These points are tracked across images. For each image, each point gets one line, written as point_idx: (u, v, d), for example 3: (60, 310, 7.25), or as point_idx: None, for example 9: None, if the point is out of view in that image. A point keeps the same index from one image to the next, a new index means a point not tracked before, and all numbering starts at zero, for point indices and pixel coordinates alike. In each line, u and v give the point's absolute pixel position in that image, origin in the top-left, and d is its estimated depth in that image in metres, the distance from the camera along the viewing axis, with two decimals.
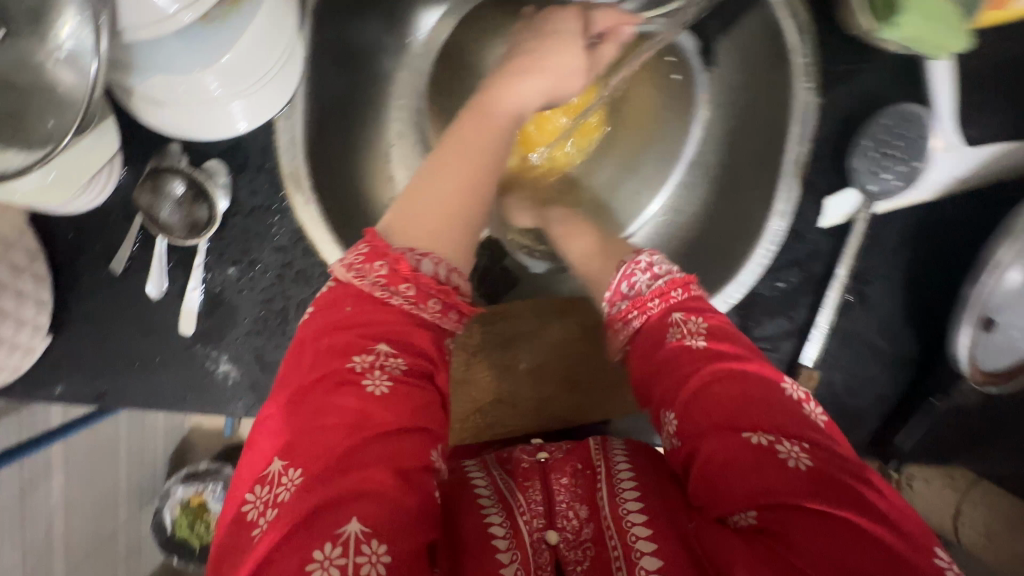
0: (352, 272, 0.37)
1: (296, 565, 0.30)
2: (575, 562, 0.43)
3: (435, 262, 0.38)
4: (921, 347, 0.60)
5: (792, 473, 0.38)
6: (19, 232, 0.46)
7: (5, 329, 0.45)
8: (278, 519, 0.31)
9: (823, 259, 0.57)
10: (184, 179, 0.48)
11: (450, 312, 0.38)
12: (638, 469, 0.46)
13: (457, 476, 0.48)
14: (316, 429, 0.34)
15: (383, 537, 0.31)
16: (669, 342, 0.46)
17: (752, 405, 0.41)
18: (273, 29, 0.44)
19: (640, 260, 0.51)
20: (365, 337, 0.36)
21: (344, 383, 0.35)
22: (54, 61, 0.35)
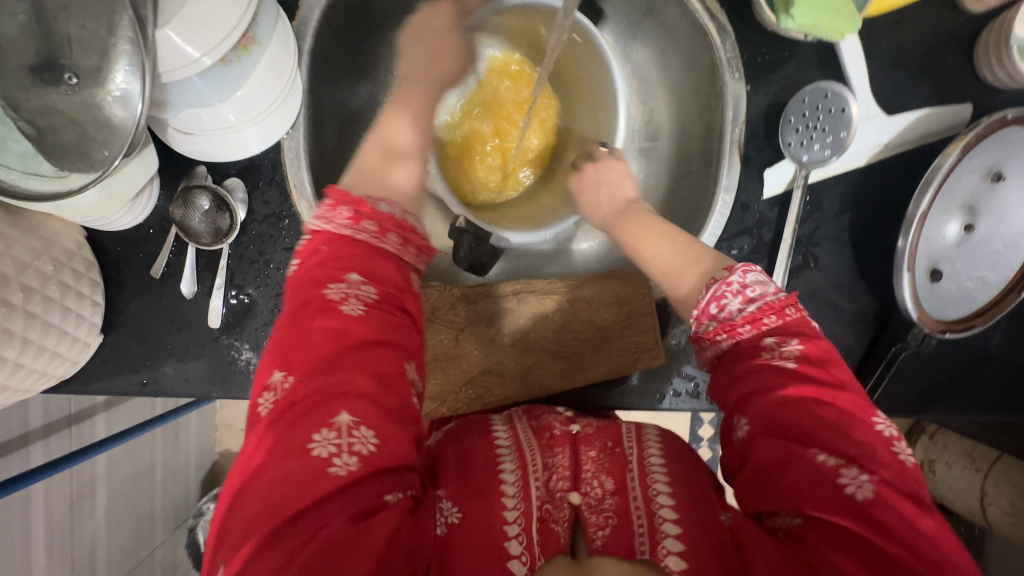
0: (322, 220, 0.46)
1: (300, 446, 0.38)
2: (596, 525, 0.47)
3: (388, 206, 0.48)
4: (874, 300, 0.65)
5: (848, 502, 0.40)
6: (78, 245, 0.54)
7: (70, 324, 0.52)
8: (277, 411, 0.39)
9: (771, 226, 0.64)
10: (211, 197, 0.58)
11: (408, 246, 0.48)
12: (670, 463, 0.50)
13: (482, 425, 0.54)
14: (306, 343, 0.41)
15: (368, 425, 0.39)
16: (758, 360, 0.47)
17: (828, 433, 0.43)
18: (276, 65, 0.54)
19: (733, 281, 0.50)
20: (338, 270, 0.44)
21: (327, 308, 0.42)
22: (110, 100, 0.45)
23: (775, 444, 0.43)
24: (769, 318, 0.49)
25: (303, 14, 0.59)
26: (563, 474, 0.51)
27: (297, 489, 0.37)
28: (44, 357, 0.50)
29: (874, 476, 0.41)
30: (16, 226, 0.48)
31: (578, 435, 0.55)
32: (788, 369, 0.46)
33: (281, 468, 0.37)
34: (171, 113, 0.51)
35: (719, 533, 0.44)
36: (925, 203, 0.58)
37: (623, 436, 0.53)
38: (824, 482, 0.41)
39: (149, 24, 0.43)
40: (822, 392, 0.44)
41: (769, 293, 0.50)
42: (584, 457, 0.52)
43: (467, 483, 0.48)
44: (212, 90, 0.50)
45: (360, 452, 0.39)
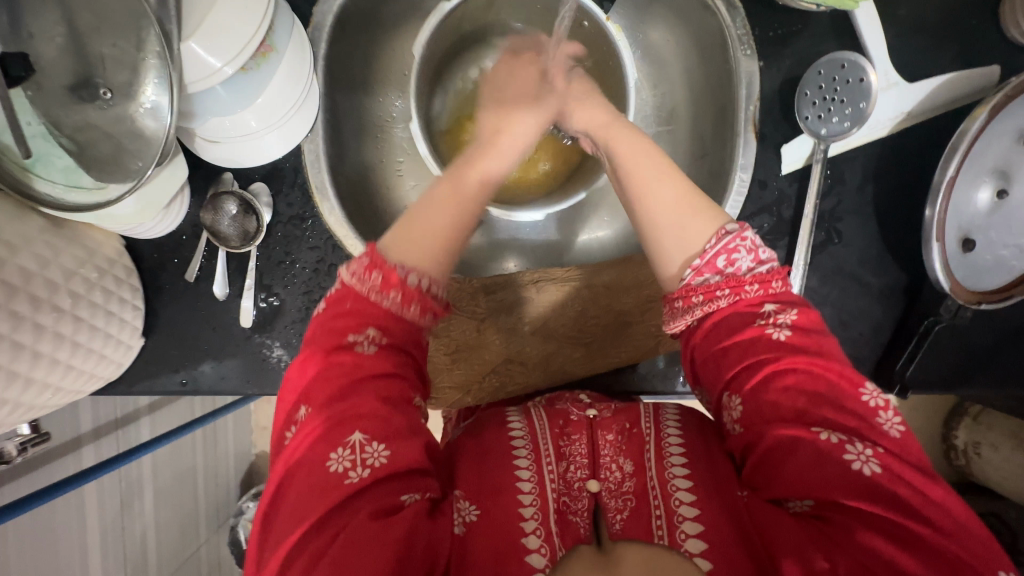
0: (354, 276, 0.46)
1: (318, 464, 0.41)
2: (615, 509, 0.46)
3: (422, 283, 0.46)
4: (902, 273, 0.64)
5: (855, 476, 0.42)
6: (117, 253, 0.57)
7: (114, 327, 0.55)
8: (297, 435, 0.43)
9: (791, 203, 0.63)
10: (238, 201, 0.60)
11: (427, 313, 0.47)
12: (691, 446, 0.49)
13: (498, 417, 0.55)
14: (321, 376, 0.44)
15: (382, 441, 0.42)
16: (759, 335, 0.48)
17: (819, 408, 0.45)
18: (293, 72, 0.56)
19: (746, 237, 0.50)
20: (358, 319, 0.45)
21: (341, 345, 0.45)
22: (141, 113, 0.48)
23: (779, 428, 0.45)
24: (776, 283, 0.50)
25: (317, 21, 0.60)
26: (582, 463, 0.49)
27: (319, 498, 0.40)
28: (92, 359, 0.53)
29: (879, 449, 0.43)
30: (63, 236, 0.51)
31: (596, 420, 0.53)
32: (781, 339, 0.47)
33: (307, 482, 0.41)
34: (198, 122, 0.54)
35: (738, 514, 0.44)
36: (951, 168, 0.56)
37: (642, 418, 0.52)
38: (827, 459, 0.43)
39: (173, 37, 0.46)
40: (816, 363, 0.46)
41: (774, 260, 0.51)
42: (603, 442, 0.50)
43: (482, 476, 0.48)
44: (234, 99, 0.52)
45: (375, 462, 0.41)
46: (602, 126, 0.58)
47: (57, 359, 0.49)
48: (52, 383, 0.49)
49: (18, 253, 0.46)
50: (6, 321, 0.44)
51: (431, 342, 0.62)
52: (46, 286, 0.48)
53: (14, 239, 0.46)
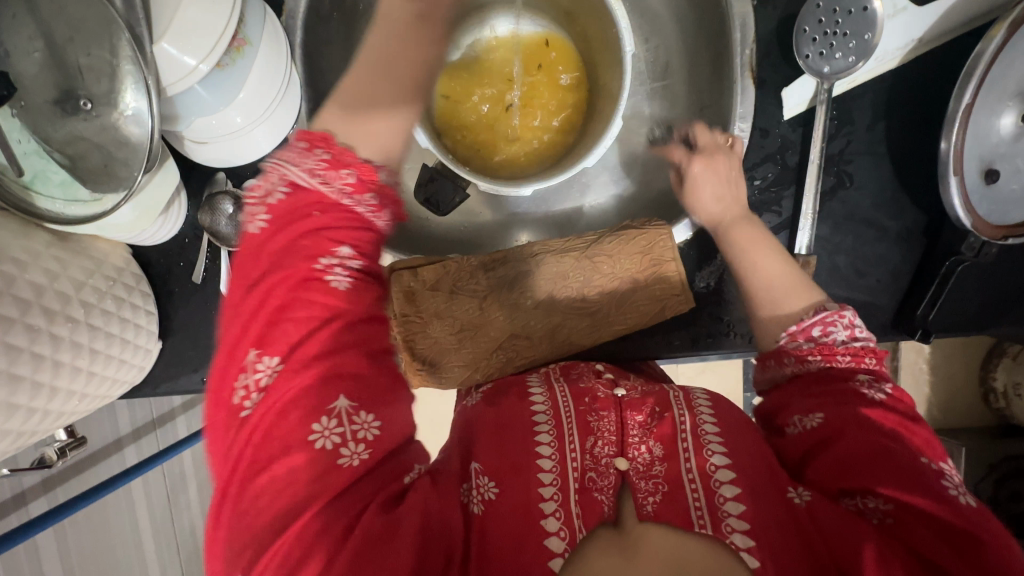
0: (316, 177, 0.44)
1: (305, 432, 0.40)
2: (646, 491, 0.46)
3: (390, 175, 0.48)
4: (920, 212, 0.61)
5: (952, 504, 0.42)
6: (125, 261, 0.59)
7: (130, 332, 0.57)
8: (274, 396, 0.40)
9: (796, 149, 0.60)
10: (232, 199, 0.60)
11: (383, 210, 0.46)
12: (726, 433, 0.48)
13: (518, 388, 0.54)
14: (286, 322, 0.41)
15: (369, 409, 0.42)
16: (848, 381, 0.49)
17: (897, 441, 0.46)
18: (270, 62, 0.56)
19: (844, 315, 0.51)
20: (332, 239, 0.44)
21: (312, 279, 0.42)
22: (125, 119, 0.48)
23: (862, 436, 0.46)
24: (869, 360, 0.51)
25: (289, 8, 0.59)
26: (610, 439, 0.49)
27: (315, 476, 0.40)
28: (113, 364, 0.55)
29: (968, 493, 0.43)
30: (69, 248, 0.53)
31: (624, 399, 0.52)
32: (872, 396, 0.48)
33: (292, 459, 0.40)
34: (183, 124, 0.54)
35: (799, 517, 0.43)
36: (968, 94, 0.52)
37: (672, 402, 0.51)
38: (921, 483, 0.43)
39: (144, 39, 0.45)
40: (905, 419, 0.47)
41: (871, 340, 0.52)
42: (631, 421, 0.50)
43: (498, 451, 0.48)
44: (215, 96, 0.52)
45: (365, 439, 0.42)
46: (726, 190, 0.58)
47: (79, 367, 0.51)
48: (77, 390, 0.51)
49: (28, 269, 0.47)
50: (23, 334, 0.45)
51: (436, 323, 0.62)
52: (59, 298, 0.49)
53: (22, 255, 0.48)
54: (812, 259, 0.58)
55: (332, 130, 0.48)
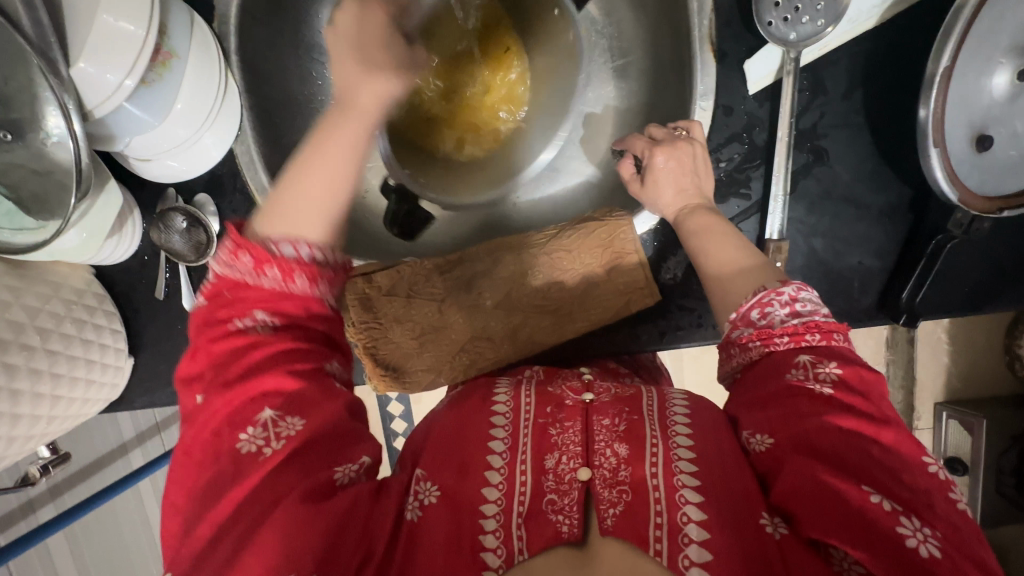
0: (223, 266, 0.43)
1: (230, 447, 0.40)
2: (609, 502, 0.42)
3: (296, 246, 0.43)
4: (903, 185, 0.56)
5: (908, 558, 0.35)
6: (87, 283, 0.60)
7: (95, 353, 0.58)
8: (203, 425, 0.41)
9: (765, 126, 0.56)
10: (184, 216, 0.60)
11: (294, 275, 0.43)
12: (699, 439, 0.44)
13: (485, 390, 0.52)
14: (216, 365, 0.42)
15: (295, 415, 0.41)
16: (788, 379, 0.41)
17: (866, 462, 0.38)
18: (203, 72, 0.54)
19: (783, 291, 0.43)
20: (244, 307, 0.43)
21: (232, 333, 0.42)
22: (52, 144, 0.47)
23: (817, 469, 0.38)
24: (813, 336, 0.43)
25: (221, 13, 0.57)
26: (574, 451, 0.45)
27: (235, 482, 0.39)
28: (80, 385, 0.57)
29: (937, 531, 0.35)
30: (24, 277, 0.53)
31: (592, 404, 0.49)
32: (825, 397, 0.40)
33: (216, 469, 0.40)
34: (122, 144, 0.53)
35: (768, 551, 0.38)
36: (947, 56, 0.47)
37: (643, 402, 0.48)
38: (872, 531, 0.36)
39: (59, 62, 0.44)
40: (865, 426, 0.39)
41: (820, 310, 0.43)
42: (598, 427, 0.46)
43: (443, 454, 0.46)
44: (148, 114, 0.51)
45: (287, 434, 0.40)
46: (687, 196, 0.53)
47: (41, 391, 0.52)
48: (43, 414, 0.53)
49: None
50: None
51: (396, 327, 0.61)
52: (12, 328, 0.50)
53: None
54: (785, 245, 0.54)
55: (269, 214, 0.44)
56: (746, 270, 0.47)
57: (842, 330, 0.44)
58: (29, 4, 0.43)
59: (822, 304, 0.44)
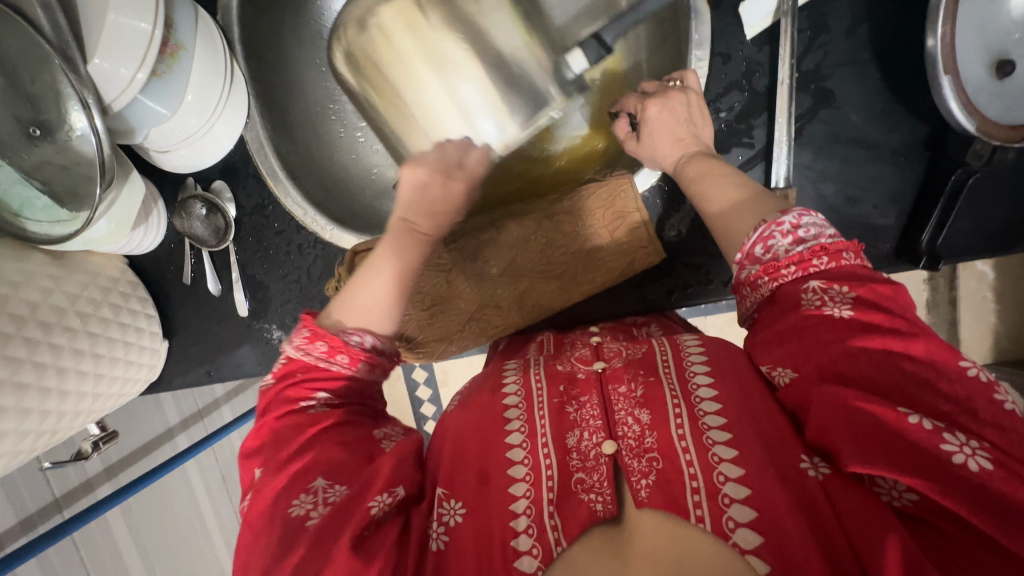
0: (299, 351, 0.48)
1: (284, 513, 0.41)
2: (640, 472, 0.39)
3: (360, 337, 0.48)
4: (918, 121, 0.53)
5: (957, 475, 0.31)
6: (121, 271, 0.64)
7: (132, 335, 0.63)
8: (262, 496, 0.42)
9: (766, 71, 0.54)
10: (203, 203, 0.64)
11: (359, 363, 0.48)
12: (722, 388, 0.41)
13: (493, 381, 0.49)
14: (277, 438, 0.45)
15: (345, 482, 0.42)
16: (803, 310, 0.39)
17: (897, 382, 0.34)
18: (209, 62, 0.57)
19: (784, 220, 0.41)
20: (310, 385, 0.47)
21: (295, 411, 0.46)
22: (76, 138, 0.50)
23: (847, 399, 0.35)
24: (820, 261, 0.40)
25: (223, 5, 0.59)
26: (594, 426, 0.43)
27: (287, 548, 0.39)
28: (120, 366, 0.61)
29: (984, 441, 0.32)
30: (63, 266, 0.58)
31: (605, 373, 0.47)
32: (843, 320, 0.37)
33: (270, 534, 0.40)
34: (140, 136, 0.56)
35: (809, 494, 0.35)
36: None
37: (657, 361, 0.46)
38: (916, 454, 0.32)
39: (76, 59, 0.47)
40: (891, 343, 0.36)
41: (825, 234, 0.41)
42: (614, 396, 0.44)
43: (460, 466, 0.43)
44: (161, 105, 0.54)
45: (333, 501, 0.41)
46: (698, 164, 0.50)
47: (84, 370, 0.57)
48: (87, 391, 0.58)
49: (23, 288, 0.52)
50: (22, 346, 0.51)
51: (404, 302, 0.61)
52: (55, 312, 0.54)
53: (18, 277, 0.53)
54: (792, 191, 0.52)
55: (342, 316, 0.49)
56: (745, 206, 0.45)
57: (857, 247, 0.41)
58: (47, 7, 0.46)
59: (829, 227, 0.41)
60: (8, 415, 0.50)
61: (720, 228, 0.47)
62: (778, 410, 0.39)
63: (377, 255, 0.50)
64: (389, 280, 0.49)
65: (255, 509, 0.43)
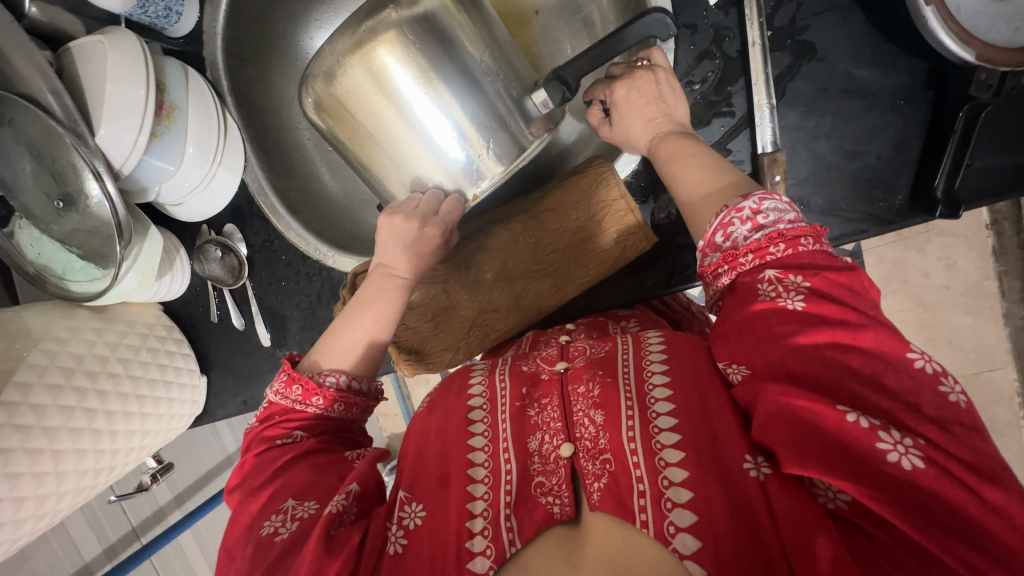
0: (278, 395, 0.50)
1: (256, 534, 0.43)
2: (593, 475, 0.39)
3: (336, 378, 0.50)
4: (915, 60, 0.49)
5: (887, 476, 0.30)
6: (157, 318, 0.70)
7: (172, 374, 0.68)
8: (241, 521, 0.45)
9: (737, 36, 0.52)
10: (218, 246, 0.69)
11: (335, 402, 0.50)
12: (677, 386, 0.40)
13: (461, 380, 0.50)
14: (253, 471, 0.47)
15: (312, 499, 0.43)
16: (759, 303, 0.37)
17: (843, 379, 0.33)
18: (202, 117, 0.61)
19: (743, 206, 0.40)
20: (287, 426, 0.49)
21: (273, 446, 0.48)
22: (94, 204, 0.56)
23: (786, 398, 0.33)
24: (779, 247, 0.38)
25: (210, 61, 0.64)
26: (554, 429, 0.43)
27: (257, 563, 0.41)
28: (163, 403, 0.67)
29: (920, 438, 0.31)
30: (105, 319, 0.64)
31: (567, 374, 0.46)
32: (795, 312, 0.36)
33: (245, 554, 0.43)
34: (154, 194, 0.62)
35: (749, 494, 0.34)
36: None
37: (617, 360, 0.44)
38: (849, 455, 0.31)
39: (85, 134, 0.53)
40: (840, 336, 0.34)
41: (788, 218, 0.39)
42: (573, 397, 0.44)
43: (421, 472, 0.44)
44: (166, 163, 0.59)
45: (301, 517, 0.43)
46: (673, 151, 0.48)
47: (131, 410, 0.63)
48: (136, 428, 0.64)
49: (70, 343, 0.59)
50: (73, 395, 0.57)
51: (408, 314, 0.61)
52: (99, 360, 0.61)
53: (65, 333, 0.59)
54: (780, 155, 0.50)
55: (320, 359, 0.52)
56: (710, 191, 0.44)
57: (819, 232, 0.39)
58: (57, 94, 0.52)
59: (790, 211, 0.40)
60: (68, 455, 0.57)
61: (692, 214, 0.45)
62: (731, 408, 0.38)
63: (359, 297, 0.53)
64: (382, 316, 0.52)
65: (235, 536, 0.46)
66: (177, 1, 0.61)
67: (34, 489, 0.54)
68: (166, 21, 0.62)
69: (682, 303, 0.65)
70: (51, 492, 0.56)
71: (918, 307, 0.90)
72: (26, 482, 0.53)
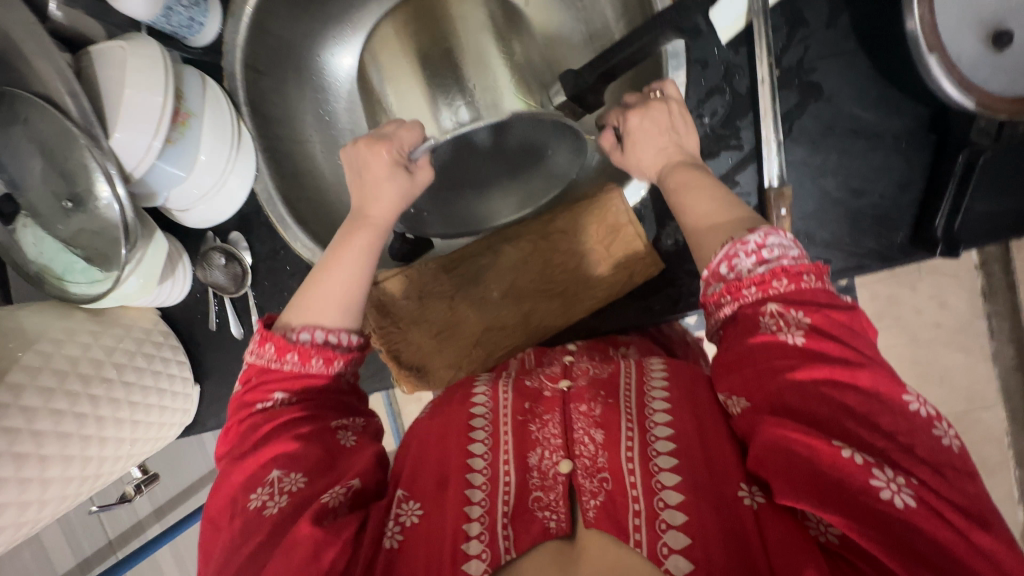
0: (253, 355, 0.48)
1: (243, 504, 0.42)
2: (591, 492, 0.39)
3: (309, 333, 0.46)
4: (917, 106, 0.51)
5: (878, 514, 0.30)
6: (153, 322, 0.69)
7: (166, 381, 0.67)
8: (225, 492, 0.43)
9: (746, 74, 0.54)
10: (222, 253, 0.69)
11: (312, 358, 0.46)
12: (677, 413, 0.40)
13: (462, 390, 0.49)
14: (238, 437, 0.45)
15: (301, 473, 0.42)
16: (759, 335, 0.37)
17: (838, 415, 0.33)
18: (217, 127, 0.62)
19: (748, 240, 0.40)
20: (266, 389, 0.46)
21: (255, 412, 0.46)
22: (103, 206, 0.55)
23: (782, 430, 0.34)
24: (780, 283, 0.38)
25: (229, 72, 0.63)
26: (554, 445, 0.42)
27: (243, 540, 0.40)
28: (155, 411, 0.65)
29: (913, 478, 0.31)
30: (101, 321, 0.63)
31: (569, 393, 0.46)
32: (795, 347, 0.36)
33: (230, 529, 0.41)
34: (162, 198, 0.62)
35: (743, 523, 0.34)
36: None
37: (619, 382, 0.45)
38: (842, 489, 0.31)
39: (100, 136, 0.53)
40: (838, 372, 0.35)
41: (789, 254, 0.39)
42: (575, 415, 0.43)
43: (421, 474, 0.43)
44: (178, 168, 0.61)
45: (290, 491, 0.41)
46: (686, 180, 0.49)
47: (121, 417, 0.61)
48: (125, 436, 0.62)
49: (65, 346, 0.58)
50: (64, 398, 0.56)
51: (415, 329, 0.61)
52: (94, 364, 0.59)
53: (61, 334, 0.58)
54: (786, 189, 0.50)
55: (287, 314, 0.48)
56: (722, 222, 0.45)
57: (820, 272, 0.39)
58: (74, 95, 0.52)
59: (794, 247, 0.40)
60: (54, 461, 0.55)
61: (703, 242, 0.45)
62: (728, 438, 0.38)
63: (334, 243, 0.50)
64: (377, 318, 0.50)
65: (219, 502, 0.44)
66: (201, 12, 0.62)
67: (16, 496, 0.52)
68: (189, 31, 0.63)
69: (677, 332, 0.64)
70: (33, 500, 0.53)
71: (911, 343, 0.91)
72: (9, 488, 0.51)
